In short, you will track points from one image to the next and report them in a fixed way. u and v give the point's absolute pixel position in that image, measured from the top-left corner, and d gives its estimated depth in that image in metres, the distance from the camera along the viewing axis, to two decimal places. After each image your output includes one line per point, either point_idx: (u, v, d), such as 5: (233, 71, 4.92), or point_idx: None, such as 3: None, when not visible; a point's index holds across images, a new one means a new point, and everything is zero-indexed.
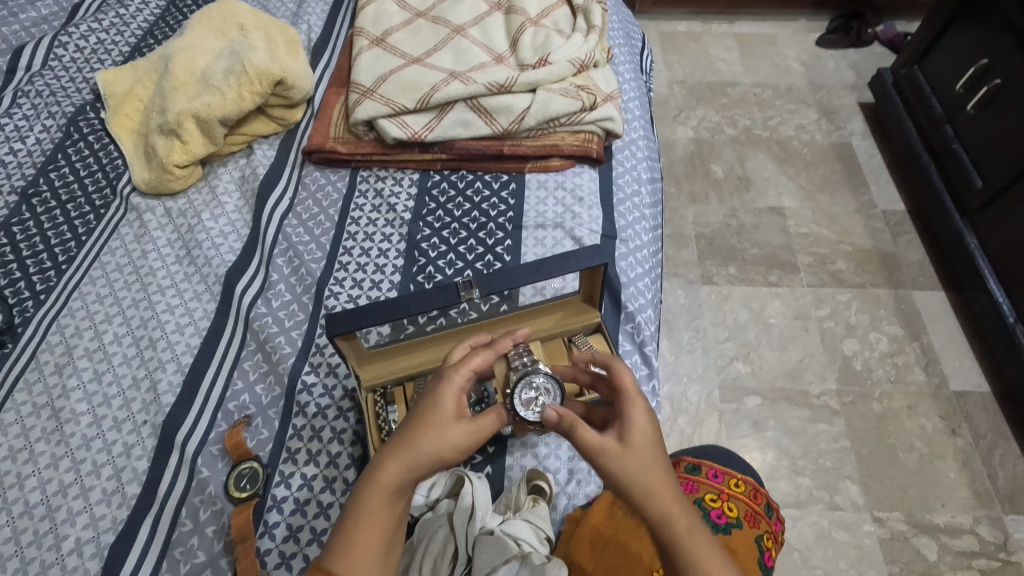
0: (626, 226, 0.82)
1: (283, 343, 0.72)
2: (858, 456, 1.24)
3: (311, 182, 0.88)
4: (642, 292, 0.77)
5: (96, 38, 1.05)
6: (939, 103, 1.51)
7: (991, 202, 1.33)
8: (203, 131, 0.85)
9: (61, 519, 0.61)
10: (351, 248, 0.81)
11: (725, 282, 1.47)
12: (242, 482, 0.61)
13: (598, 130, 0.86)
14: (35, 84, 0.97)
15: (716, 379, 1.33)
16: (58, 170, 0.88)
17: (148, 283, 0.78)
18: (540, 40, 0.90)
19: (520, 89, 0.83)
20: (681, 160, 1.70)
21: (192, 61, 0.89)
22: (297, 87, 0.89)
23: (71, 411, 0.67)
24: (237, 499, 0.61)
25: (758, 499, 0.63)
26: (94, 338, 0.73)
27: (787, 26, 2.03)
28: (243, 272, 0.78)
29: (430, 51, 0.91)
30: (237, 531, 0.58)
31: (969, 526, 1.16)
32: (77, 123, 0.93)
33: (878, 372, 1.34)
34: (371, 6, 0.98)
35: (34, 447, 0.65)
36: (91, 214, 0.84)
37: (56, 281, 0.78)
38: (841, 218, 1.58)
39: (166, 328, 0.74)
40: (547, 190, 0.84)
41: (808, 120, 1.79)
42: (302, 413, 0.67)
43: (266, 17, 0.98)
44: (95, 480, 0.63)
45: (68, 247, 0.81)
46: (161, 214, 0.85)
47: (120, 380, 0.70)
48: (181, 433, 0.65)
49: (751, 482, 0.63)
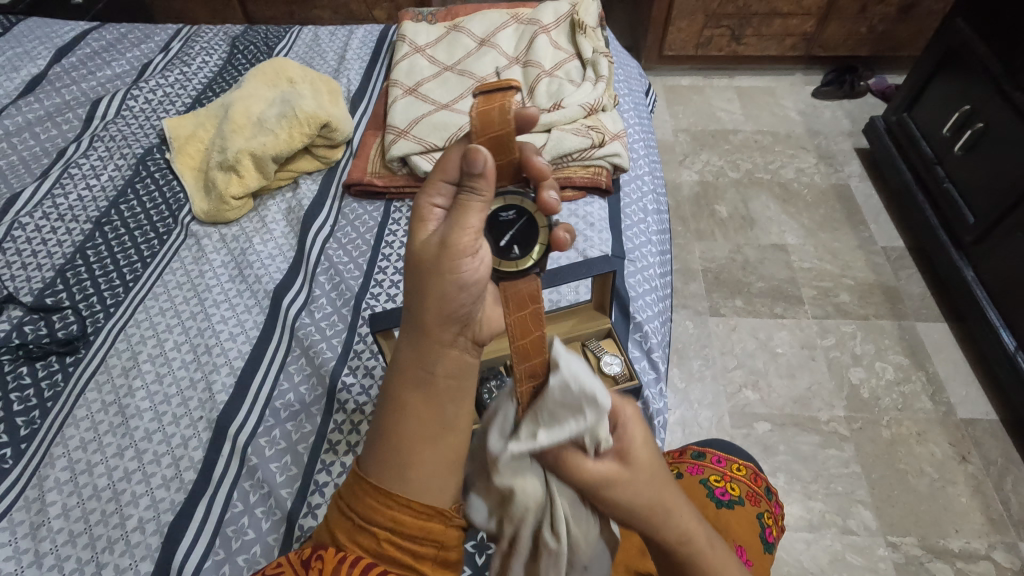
0: (634, 248, 0.91)
1: (324, 349, 0.80)
2: (869, 481, 1.19)
3: (350, 212, 0.98)
4: (649, 306, 0.84)
5: (162, 91, 1.20)
6: (929, 146, 1.57)
7: (985, 235, 1.35)
8: (257, 166, 0.97)
9: (126, 501, 0.67)
10: (385, 268, 0.90)
11: (732, 313, 1.47)
12: (507, 242, 0.53)
13: (607, 165, 0.97)
14: (110, 130, 1.11)
15: (726, 406, 1.31)
16: (127, 202, 0.99)
17: (205, 298, 0.87)
18: (554, 88, 1.02)
19: (538, 130, 0.95)
20: (687, 202, 1.74)
21: (249, 109, 1.02)
22: (340, 129, 1.02)
23: (135, 408, 0.75)
24: (501, 272, 0.51)
25: (760, 483, 0.68)
26: (156, 345, 0.81)
27: (784, 80, 2.11)
28: (289, 289, 0.87)
29: (456, 99, 1.03)
30: (419, 247, 0.46)
31: (985, 551, 1.11)
32: (145, 162, 1.06)
33: (886, 400, 1.31)
34: (405, 61, 1.12)
35: (103, 439, 0.72)
36: (156, 239, 0.95)
37: (124, 295, 0.87)
38: (843, 254, 1.59)
39: (220, 337, 0.82)
40: (562, 217, 0.94)
41: (808, 164, 1.83)
42: (342, 409, 0.75)
43: (312, 72, 1.12)
44: (156, 467, 0.70)
45: (135, 267, 0.91)
46: (217, 239, 0.96)
47: (179, 381, 0.78)
48: (233, 427, 0.73)
49: (752, 468, 0.68)
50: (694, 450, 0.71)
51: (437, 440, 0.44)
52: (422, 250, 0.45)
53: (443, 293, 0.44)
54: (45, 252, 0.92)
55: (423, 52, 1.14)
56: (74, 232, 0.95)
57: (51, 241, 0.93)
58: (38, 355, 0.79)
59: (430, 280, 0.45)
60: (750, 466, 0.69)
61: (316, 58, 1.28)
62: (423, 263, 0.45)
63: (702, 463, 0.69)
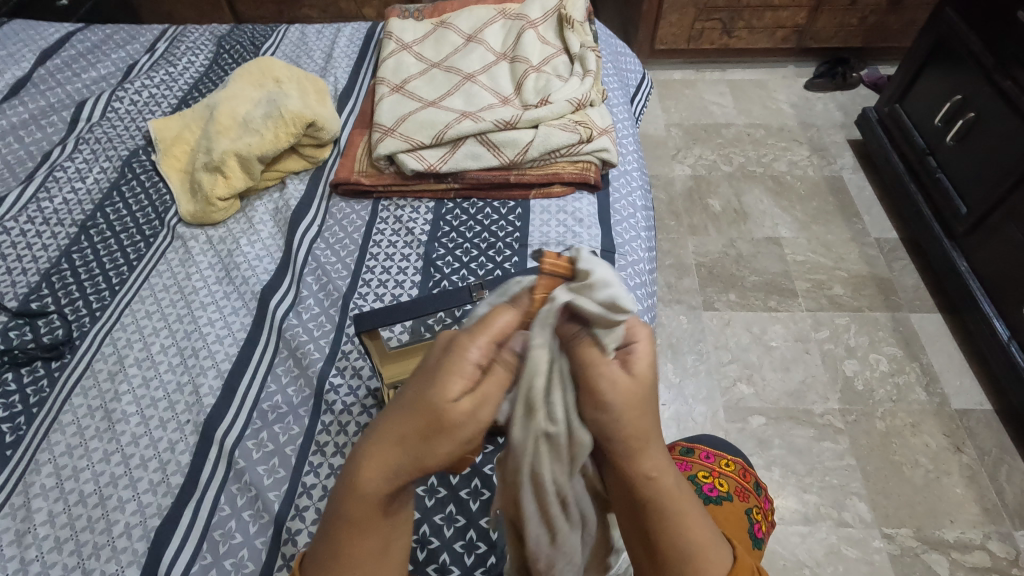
0: (623, 244, 0.91)
1: (312, 350, 0.80)
2: (864, 473, 1.19)
3: (338, 212, 0.98)
4: (638, 302, 0.84)
5: (148, 93, 1.19)
6: (921, 136, 1.56)
7: (978, 224, 1.35)
8: (243, 167, 0.96)
9: (113, 506, 0.67)
10: (373, 267, 0.89)
11: (726, 308, 1.47)
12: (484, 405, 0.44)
13: (595, 160, 0.96)
14: (95, 133, 1.10)
15: (720, 400, 1.30)
16: (113, 205, 0.99)
17: (192, 300, 0.86)
18: (542, 83, 1.02)
19: (525, 126, 0.94)
20: (680, 196, 1.74)
21: (235, 109, 1.01)
22: (327, 129, 1.01)
23: (122, 412, 0.74)
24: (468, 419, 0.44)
25: (748, 478, 0.68)
26: (143, 349, 0.81)
27: (776, 73, 2.11)
28: (276, 290, 0.87)
29: (443, 96, 1.03)
30: (439, 406, 0.38)
31: (980, 541, 1.11)
32: (131, 165, 1.05)
33: (880, 392, 1.31)
34: (392, 58, 1.11)
35: (89, 444, 0.72)
36: (142, 242, 0.94)
37: (111, 299, 0.86)
38: (836, 246, 1.59)
39: (207, 339, 0.82)
40: (551, 213, 0.93)
41: (800, 157, 1.83)
42: (330, 411, 0.74)
43: (299, 71, 1.11)
44: (143, 472, 0.69)
45: (121, 270, 0.90)
46: (204, 241, 0.95)
47: (166, 385, 0.77)
48: (220, 430, 0.72)
49: (741, 463, 0.68)
50: (683, 447, 0.71)
51: (384, 539, 0.43)
52: (431, 400, 0.38)
53: (443, 459, 0.40)
54: (31, 256, 0.91)
55: (410, 49, 1.13)
56: (59, 235, 0.94)
57: (36, 245, 0.92)
58: (23, 360, 0.79)
59: (431, 446, 0.39)
60: (738, 462, 0.69)
61: (303, 57, 1.27)
62: (429, 423, 0.39)
63: (691, 458, 0.69)
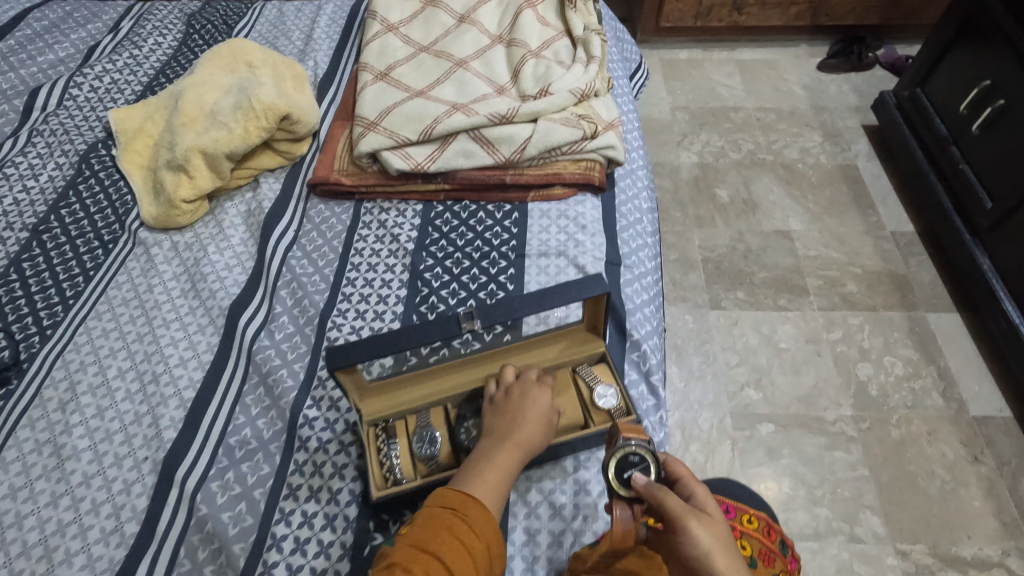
0: (630, 254, 0.83)
1: (285, 376, 0.72)
2: (877, 485, 1.13)
3: (316, 215, 0.89)
4: (647, 320, 0.77)
5: (110, 78, 1.09)
6: (944, 123, 1.46)
7: (1003, 221, 1.26)
8: (210, 166, 0.87)
9: (59, 560, 0.59)
10: (354, 279, 0.81)
11: (734, 306, 1.39)
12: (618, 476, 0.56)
13: (600, 158, 0.87)
14: (50, 124, 1.00)
15: (727, 406, 1.23)
16: (69, 207, 0.89)
17: (153, 317, 0.78)
18: (541, 71, 0.92)
19: (522, 119, 0.85)
20: (686, 185, 1.64)
21: (201, 99, 0.91)
22: (303, 121, 0.91)
23: (72, 449, 0.67)
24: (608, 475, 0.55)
25: (774, 536, 0.62)
26: (98, 374, 0.73)
27: (787, 52, 1.99)
28: (247, 305, 0.78)
29: (433, 84, 0.93)
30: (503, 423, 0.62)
31: (998, 558, 1.05)
32: (88, 160, 0.95)
33: (895, 397, 1.24)
34: (376, 42, 1.01)
35: (34, 486, 0.64)
36: (99, 249, 0.85)
37: (63, 316, 0.78)
38: (850, 240, 1.50)
39: (169, 362, 0.74)
40: (550, 218, 0.85)
41: (813, 143, 1.73)
42: (304, 448, 0.67)
43: (274, 55, 1.01)
44: (94, 518, 0.62)
45: (76, 282, 0.81)
46: (168, 247, 0.86)
47: (122, 416, 0.69)
48: (182, 470, 0.65)
49: (766, 518, 0.63)
50: None
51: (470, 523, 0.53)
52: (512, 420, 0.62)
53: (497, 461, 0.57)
54: None
55: (396, 31, 1.02)
56: (9, 242, 0.85)
57: None
58: None
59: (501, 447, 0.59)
60: (763, 516, 0.64)
61: (280, 38, 1.16)
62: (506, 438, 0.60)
63: None
